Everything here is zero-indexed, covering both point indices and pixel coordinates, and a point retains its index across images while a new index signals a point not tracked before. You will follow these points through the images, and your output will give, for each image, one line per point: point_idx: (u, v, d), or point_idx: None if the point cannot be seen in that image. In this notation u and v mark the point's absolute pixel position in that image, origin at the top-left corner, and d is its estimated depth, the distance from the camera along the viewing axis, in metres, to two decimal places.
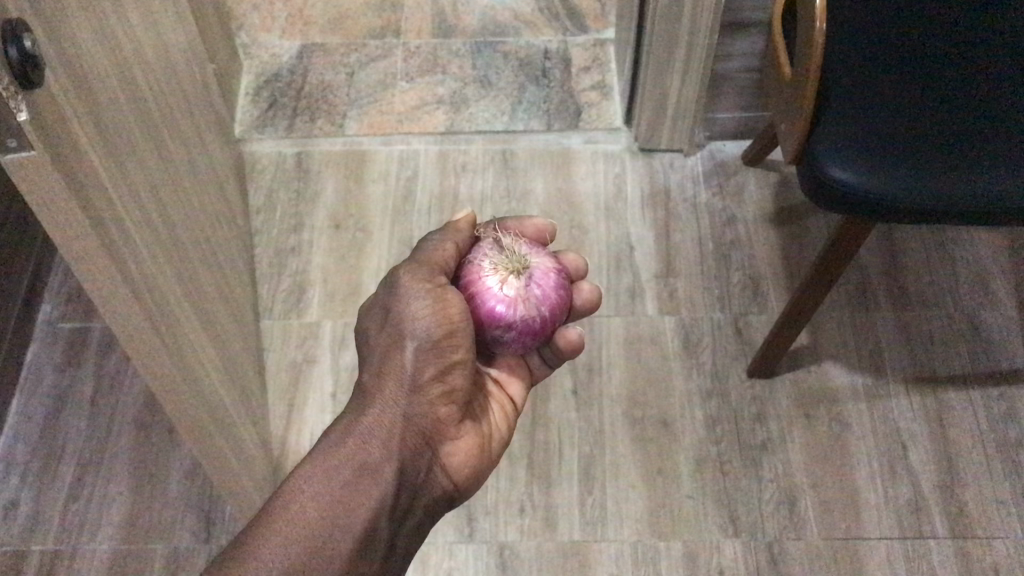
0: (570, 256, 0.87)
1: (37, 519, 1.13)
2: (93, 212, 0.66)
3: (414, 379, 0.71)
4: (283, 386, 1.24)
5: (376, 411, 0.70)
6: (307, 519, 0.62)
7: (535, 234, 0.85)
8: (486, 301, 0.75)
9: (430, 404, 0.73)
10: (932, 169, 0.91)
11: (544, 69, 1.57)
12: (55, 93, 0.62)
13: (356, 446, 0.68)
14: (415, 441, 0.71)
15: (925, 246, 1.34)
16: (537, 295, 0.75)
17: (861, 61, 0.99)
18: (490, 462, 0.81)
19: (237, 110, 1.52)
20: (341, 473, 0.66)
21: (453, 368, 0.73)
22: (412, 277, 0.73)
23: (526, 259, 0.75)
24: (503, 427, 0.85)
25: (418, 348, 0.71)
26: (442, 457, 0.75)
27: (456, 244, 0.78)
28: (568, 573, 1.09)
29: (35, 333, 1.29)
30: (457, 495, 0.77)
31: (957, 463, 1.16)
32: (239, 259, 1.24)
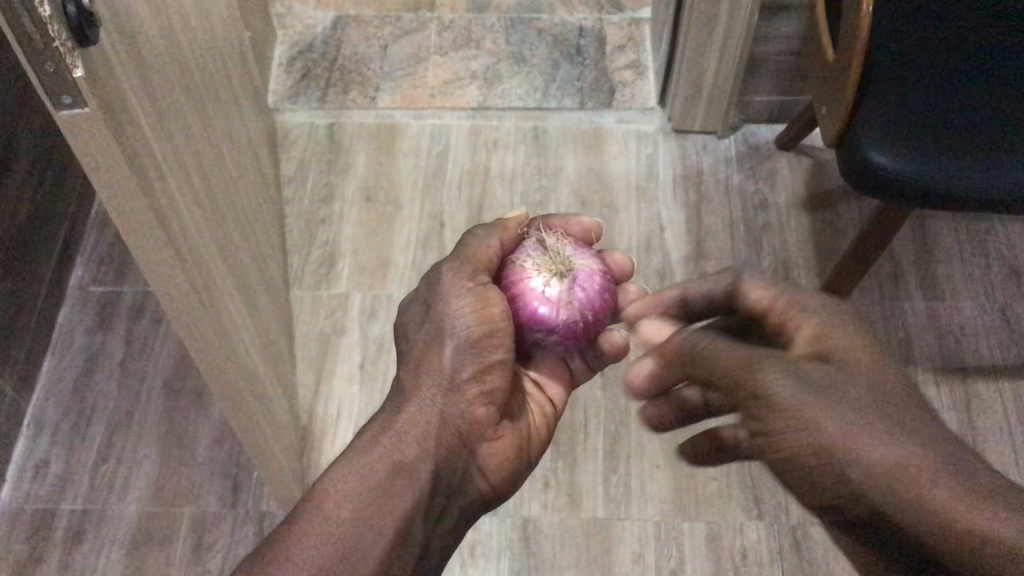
0: (616, 256, 0.86)
1: (67, 478, 1.15)
2: (141, 173, 0.66)
3: (451, 379, 0.71)
4: (312, 356, 1.25)
5: (412, 410, 0.69)
6: (339, 517, 0.61)
7: (581, 234, 0.86)
8: (529, 302, 0.76)
9: (468, 404, 0.72)
10: (968, 156, 0.90)
11: (578, 46, 1.56)
12: (108, 53, 0.62)
13: (391, 446, 0.66)
14: (452, 442, 0.70)
15: (959, 236, 1.33)
16: (580, 298, 0.77)
17: (906, 38, 0.99)
18: (529, 464, 0.80)
19: (270, 80, 1.52)
20: (375, 474, 0.64)
21: (493, 368, 0.74)
22: (456, 275, 0.75)
23: (569, 261, 0.77)
24: (542, 429, 0.84)
25: (457, 347, 0.72)
26: (480, 459, 0.74)
27: (501, 242, 0.79)
28: (590, 549, 1.10)
29: (66, 295, 1.30)
30: (493, 498, 0.76)
31: (985, 452, 1.15)
32: (271, 228, 1.24)
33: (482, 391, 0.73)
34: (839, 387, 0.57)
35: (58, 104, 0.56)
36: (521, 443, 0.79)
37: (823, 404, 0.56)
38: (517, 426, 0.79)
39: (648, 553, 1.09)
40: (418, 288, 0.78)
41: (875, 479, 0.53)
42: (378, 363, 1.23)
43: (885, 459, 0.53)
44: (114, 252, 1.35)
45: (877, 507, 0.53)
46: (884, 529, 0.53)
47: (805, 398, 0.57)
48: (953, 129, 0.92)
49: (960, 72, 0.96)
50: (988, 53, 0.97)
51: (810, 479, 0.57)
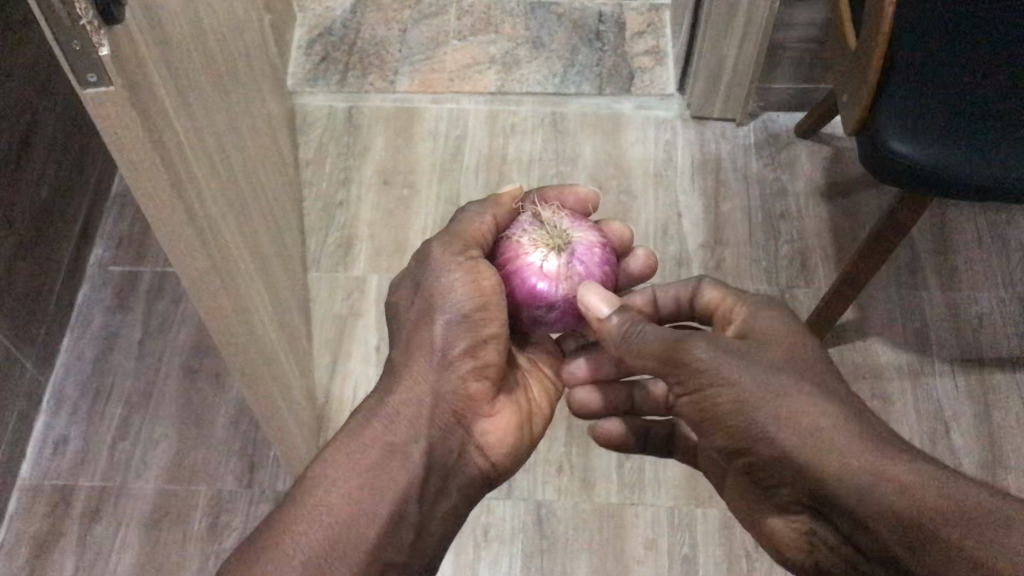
0: (615, 226, 0.86)
1: (86, 455, 1.16)
2: (163, 151, 0.67)
3: (443, 355, 0.73)
4: (328, 337, 1.25)
5: (403, 390, 0.72)
6: (332, 499, 0.64)
7: (578, 205, 0.86)
8: (527, 278, 0.76)
9: (461, 380, 0.74)
10: (993, 149, 0.90)
11: (598, 32, 1.56)
12: (132, 31, 0.62)
13: (382, 428, 0.70)
14: (443, 419, 0.73)
15: (978, 226, 1.32)
16: (580, 272, 0.76)
17: (923, 24, 0.98)
18: (531, 439, 0.81)
19: (289, 63, 1.53)
20: (367, 457, 0.67)
21: (487, 343, 0.74)
22: (446, 251, 0.75)
23: (566, 234, 0.77)
24: (543, 405, 0.85)
25: (449, 322, 0.73)
26: (476, 435, 0.76)
27: (494, 217, 0.80)
28: (603, 533, 1.10)
29: (86, 274, 1.31)
30: (494, 475, 0.77)
31: (1001, 444, 1.15)
32: (289, 209, 1.25)
33: (476, 366, 0.74)
34: (750, 353, 0.66)
35: (82, 82, 0.56)
36: (521, 419, 0.80)
37: (748, 375, 0.64)
38: (516, 401, 0.80)
39: (660, 539, 1.10)
40: (409, 266, 0.79)
41: (800, 440, 0.62)
42: None
43: (815, 420, 0.62)
44: (133, 232, 1.36)
45: (802, 465, 0.62)
46: (807, 483, 0.62)
47: (733, 368, 0.65)
48: (972, 120, 0.91)
49: (976, 63, 0.95)
50: (1004, 42, 0.97)
51: (742, 440, 0.65)
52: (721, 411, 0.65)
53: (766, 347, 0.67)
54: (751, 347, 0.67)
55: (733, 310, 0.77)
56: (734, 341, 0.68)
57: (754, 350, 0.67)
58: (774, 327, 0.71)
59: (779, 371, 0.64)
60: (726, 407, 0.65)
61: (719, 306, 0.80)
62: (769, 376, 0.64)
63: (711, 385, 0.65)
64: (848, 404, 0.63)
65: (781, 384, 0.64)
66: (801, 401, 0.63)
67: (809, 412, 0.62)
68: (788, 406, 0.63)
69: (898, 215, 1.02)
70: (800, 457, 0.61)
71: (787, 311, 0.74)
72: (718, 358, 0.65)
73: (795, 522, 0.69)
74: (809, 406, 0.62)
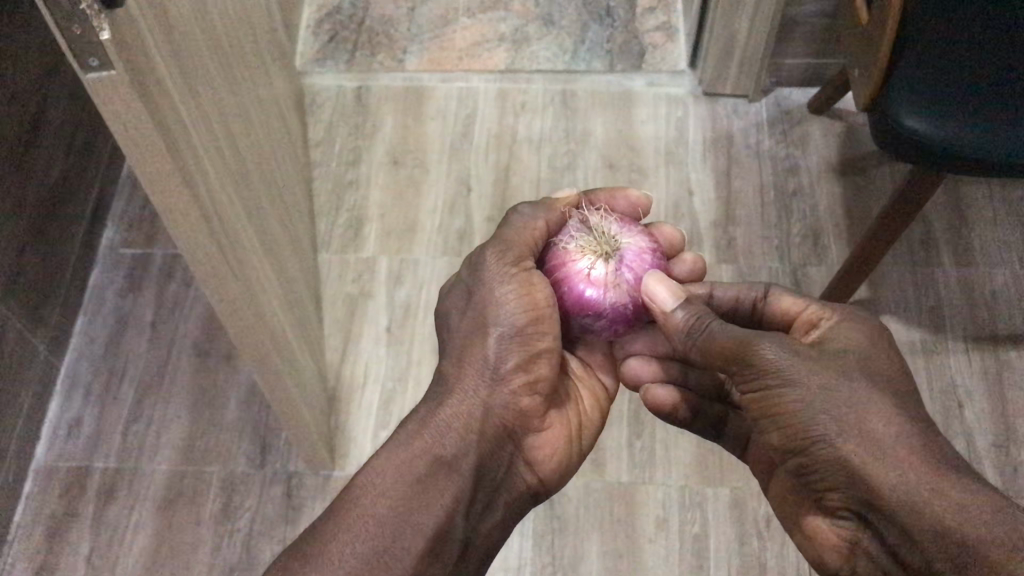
0: (666, 229, 0.85)
1: (100, 437, 1.17)
2: (169, 136, 0.66)
3: (496, 370, 0.73)
4: (340, 318, 1.25)
5: (456, 403, 0.73)
6: (377, 513, 0.64)
7: (629, 208, 0.86)
8: (575, 286, 0.75)
9: (513, 395, 0.74)
10: (1007, 123, 0.88)
11: (608, 8, 1.54)
12: (135, 15, 0.62)
13: (433, 440, 0.70)
14: (495, 435, 0.73)
15: (992, 202, 1.31)
16: (629, 280, 0.75)
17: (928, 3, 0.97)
18: (581, 451, 0.82)
19: (298, 43, 1.52)
20: (415, 470, 0.68)
21: (539, 357, 0.75)
22: (498, 260, 0.75)
23: (615, 241, 0.75)
24: (593, 415, 0.85)
25: (501, 336, 0.74)
26: (526, 450, 0.77)
27: (546, 222, 0.79)
28: (614, 513, 1.10)
29: (98, 256, 1.32)
30: (542, 489, 0.78)
31: (1014, 421, 1.14)
32: (299, 191, 1.24)
33: (528, 380, 0.75)
34: (823, 357, 0.64)
35: (85, 66, 0.56)
36: (571, 432, 0.81)
37: (817, 379, 0.63)
38: (566, 413, 0.81)
39: (672, 518, 1.10)
40: (461, 272, 0.79)
41: (863, 446, 0.60)
42: (405, 326, 1.24)
43: (882, 429, 0.60)
44: (144, 214, 1.36)
45: (858, 476, 0.60)
46: (863, 491, 0.60)
47: (802, 371, 0.63)
48: (985, 94, 0.90)
49: (986, 41, 0.94)
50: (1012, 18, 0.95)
51: (803, 442, 0.63)
52: (785, 412, 0.64)
53: (840, 353, 0.65)
54: (826, 353, 0.65)
55: (818, 316, 0.72)
56: (806, 346, 0.66)
57: (828, 355, 0.65)
58: (851, 335, 0.67)
59: (851, 378, 0.63)
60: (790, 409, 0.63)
61: (797, 312, 0.75)
62: (837, 382, 0.62)
63: (778, 385, 0.64)
64: (918, 418, 0.61)
65: (851, 390, 0.62)
66: (870, 408, 0.61)
67: (877, 420, 0.60)
68: (855, 413, 0.61)
69: (910, 190, 1.01)
70: (861, 466, 0.60)
71: (873, 325, 0.69)
72: (787, 359, 0.64)
73: (839, 529, 0.67)
74: (877, 415, 0.60)
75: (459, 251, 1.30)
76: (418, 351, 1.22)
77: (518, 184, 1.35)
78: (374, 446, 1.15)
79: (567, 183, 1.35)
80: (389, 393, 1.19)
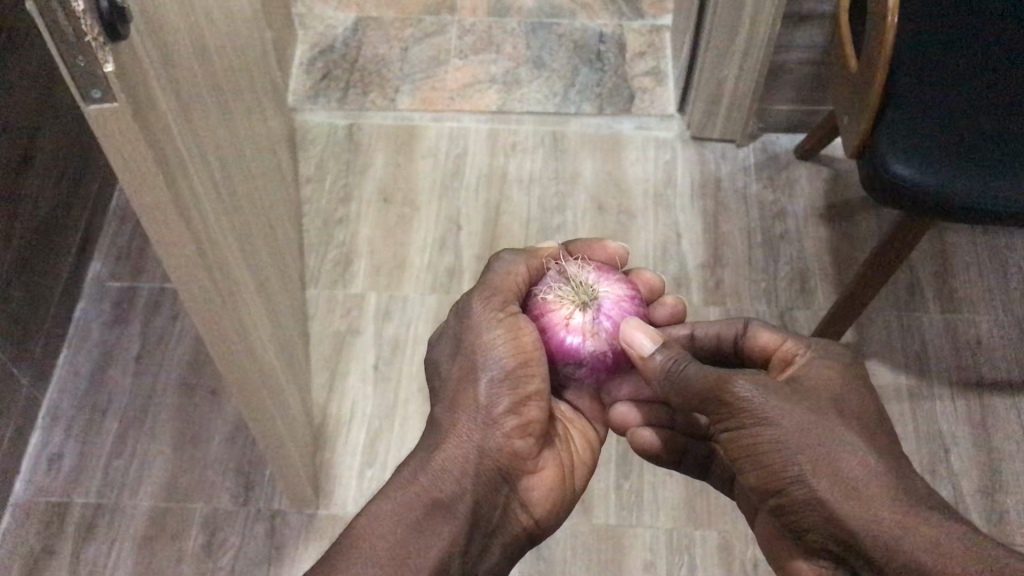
0: (646, 275, 0.87)
1: (81, 472, 1.15)
2: (169, 172, 0.66)
3: (488, 413, 0.75)
4: (327, 354, 1.25)
5: (450, 447, 0.74)
6: (376, 553, 0.66)
7: (606, 259, 0.87)
8: (557, 334, 0.78)
9: (506, 437, 0.75)
10: (994, 172, 0.90)
11: (598, 52, 1.56)
12: (138, 48, 0.62)
13: (429, 485, 0.71)
14: (490, 478, 0.74)
15: (976, 249, 1.33)
16: (607, 328, 0.77)
17: (911, 55, 0.99)
18: (573, 491, 0.84)
19: (290, 80, 1.52)
20: (413, 513, 0.69)
21: (530, 399, 0.77)
22: (486, 306, 0.77)
23: (593, 290, 0.78)
24: (585, 454, 0.86)
25: (492, 379, 0.75)
26: (521, 492, 0.78)
27: (528, 267, 0.82)
28: (601, 556, 1.09)
29: (83, 289, 1.31)
30: (538, 531, 0.80)
31: (999, 467, 1.14)
32: (289, 225, 1.24)
33: (519, 422, 0.76)
34: (794, 393, 0.66)
35: (87, 98, 0.57)
36: (563, 473, 0.82)
37: (793, 418, 0.65)
38: (557, 453, 0.83)
39: (659, 562, 1.09)
40: (449, 319, 0.81)
41: (837, 486, 0.62)
42: (392, 364, 1.24)
43: (855, 470, 0.62)
44: (132, 247, 1.35)
45: (834, 513, 0.62)
46: (837, 531, 0.63)
47: (777, 410, 0.65)
48: (973, 143, 0.92)
49: (982, 88, 0.96)
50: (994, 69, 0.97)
51: (780, 482, 0.65)
52: (761, 449, 0.66)
53: (815, 393, 0.67)
54: (799, 391, 0.67)
55: (794, 352, 0.73)
56: (781, 385, 0.67)
57: (803, 392, 0.67)
58: (825, 371, 0.69)
59: (825, 417, 0.65)
60: (764, 446, 0.65)
61: (775, 347, 0.76)
62: (810, 419, 0.65)
63: (755, 425, 0.66)
64: (890, 458, 0.64)
65: (825, 429, 0.64)
66: (842, 447, 0.63)
67: (849, 460, 0.63)
68: (829, 453, 0.63)
69: (891, 238, 1.03)
70: (835, 505, 0.62)
71: (845, 363, 0.70)
72: (764, 398, 0.66)
73: (816, 567, 0.69)
74: (850, 456, 0.63)
75: (448, 288, 1.30)
76: (405, 389, 1.22)
77: (508, 224, 1.36)
78: (360, 483, 1.15)
79: (556, 224, 1.36)
80: (375, 430, 1.19)
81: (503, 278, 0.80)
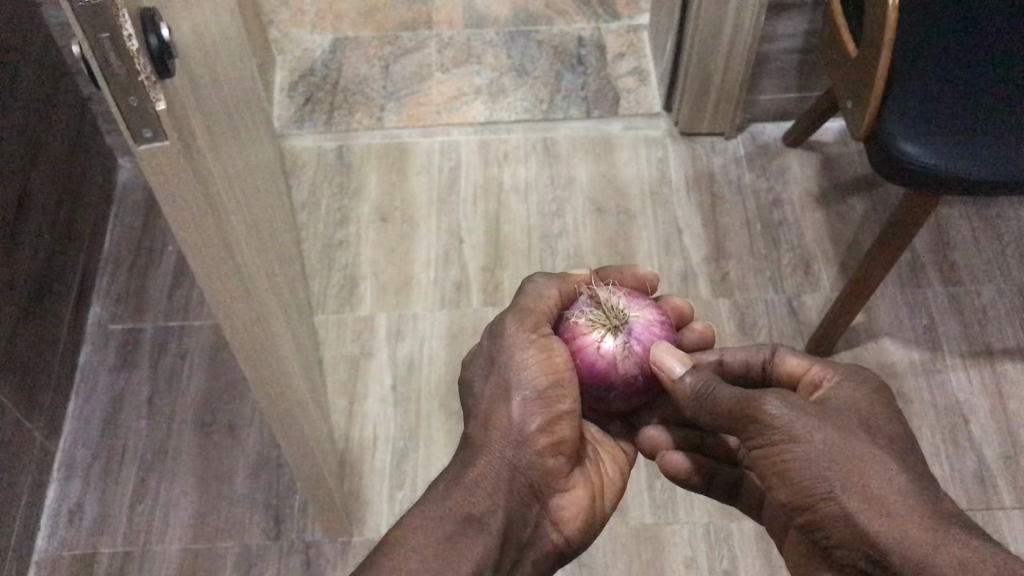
0: (676, 299, 0.86)
1: (104, 520, 1.13)
2: (222, 211, 0.65)
3: (520, 432, 0.74)
4: (343, 378, 1.23)
5: (484, 462, 0.73)
6: (410, 567, 0.65)
7: (635, 283, 0.86)
8: (588, 358, 0.76)
9: (538, 456, 0.75)
10: (1000, 143, 0.91)
11: (579, 56, 1.57)
12: (180, 84, 0.61)
13: (462, 496, 0.71)
14: (521, 493, 0.74)
15: (971, 222, 1.35)
16: (638, 351, 0.75)
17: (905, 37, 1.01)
18: (603, 513, 0.82)
19: (274, 106, 1.51)
20: (447, 521, 0.69)
21: (562, 419, 0.75)
22: (519, 327, 0.76)
23: (625, 313, 0.76)
24: (616, 477, 0.85)
25: (525, 399, 0.74)
26: (551, 509, 0.78)
27: (560, 291, 0.81)
28: (642, 557, 1.10)
29: (86, 334, 1.28)
30: (568, 549, 0.79)
31: (1019, 433, 1.16)
32: (292, 252, 1.23)
33: (551, 442, 0.75)
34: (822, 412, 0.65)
35: (138, 137, 0.53)
36: (594, 492, 0.81)
37: (822, 434, 0.63)
38: (588, 475, 0.81)
39: (701, 557, 1.09)
40: (482, 342, 0.80)
41: (866, 501, 0.60)
42: (410, 383, 1.23)
43: (882, 486, 0.61)
44: (130, 288, 1.33)
45: (864, 532, 0.60)
46: (866, 549, 0.60)
47: (807, 426, 0.63)
48: (976, 117, 0.93)
49: (979, 66, 0.98)
50: (984, 43, 1.00)
51: (808, 498, 0.63)
52: (790, 468, 0.63)
53: (842, 413, 0.66)
54: (826, 411, 0.66)
55: (820, 377, 0.72)
56: (810, 405, 0.65)
57: (832, 414, 0.65)
58: (853, 395, 0.69)
59: (855, 435, 0.63)
60: (794, 465, 0.63)
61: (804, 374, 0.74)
62: (837, 436, 0.63)
63: (783, 441, 0.63)
64: (919, 478, 0.62)
65: (854, 448, 0.62)
66: (870, 464, 0.62)
67: (878, 477, 0.61)
68: (859, 468, 0.61)
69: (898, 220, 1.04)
70: (865, 520, 0.60)
71: (873, 389, 0.70)
72: (793, 415, 0.63)
73: None
74: (877, 472, 0.61)
75: (457, 303, 1.29)
76: (426, 408, 1.21)
77: (509, 233, 1.36)
78: (392, 506, 1.14)
79: (557, 230, 1.36)
80: (401, 451, 1.18)
81: (535, 300, 0.79)
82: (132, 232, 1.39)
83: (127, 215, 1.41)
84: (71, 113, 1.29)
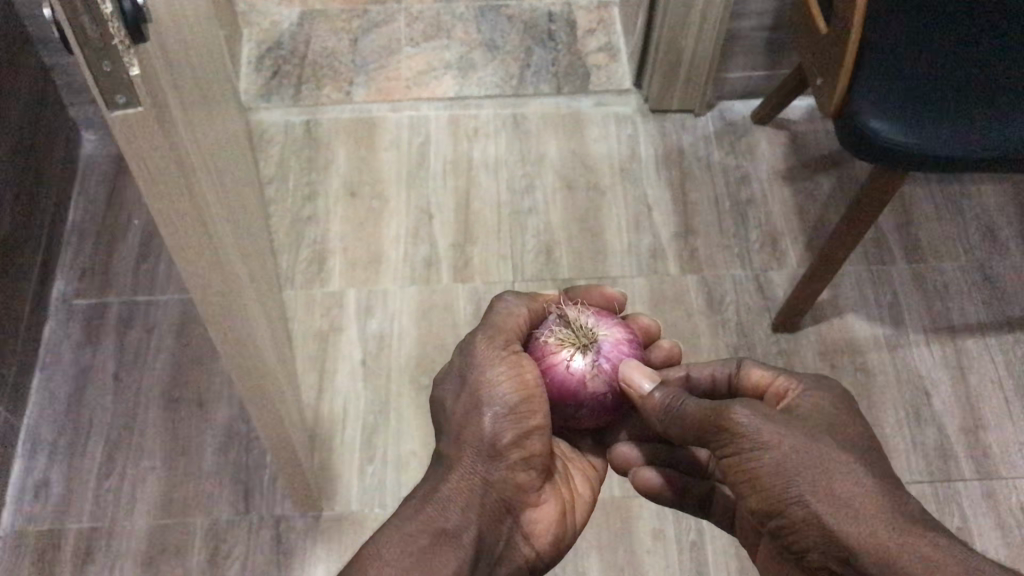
0: (642, 318, 0.85)
1: (71, 497, 1.11)
2: (202, 187, 0.64)
3: (492, 445, 0.71)
4: (313, 354, 1.23)
5: (455, 478, 0.70)
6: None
7: (603, 301, 0.85)
8: (558, 376, 0.75)
9: (509, 470, 0.72)
10: (962, 121, 0.93)
11: (549, 31, 1.57)
12: (157, 51, 0.60)
13: (434, 515, 0.68)
14: (493, 509, 0.71)
15: (934, 201, 1.37)
16: (606, 370, 0.74)
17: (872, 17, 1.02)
18: (574, 528, 0.80)
19: (241, 79, 1.49)
20: (421, 539, 0.66)
21: (532, 433, 0.73)
22: (488, 344, 0.74)
23: (593, 332, 0.75)
24: (585, 492, 0.83)
25: (496, 414, 0.71)
26: (523, 523, 0.75)
27: (529, 309, 0.79)
28: (611, 529, 1.11)
29: (49, 309, 1.26)
30: (540, 564, 0.76)
31: (979, 407, 1.19)
32: (261, 227, 1.22)
33: (523, 456, 0.73)
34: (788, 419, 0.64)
35: (110, 103, 0.49)
36: (565, 506, 0.79)
37: (789, 439, 0.62)
38: (558, 489, 0.79)
39: (668, 529, 1.11)
40: (452, 358, 0.77)
41: (833, 503, 0.59)
42: (380, 359, 1.22)
43: (848, 486, 0.60)
44: (95, 262, 1.31)
45: (832, 533, 0.59)
46: (834, 549, 0.59)
47: (773, 433, 0.62)
48: (940, 94, 0.95)
49: (954, 45, 0.99)
50: (947, 22, 1.01)
51: (777, 502, 0.62)
52: (758, 473, 0.62)
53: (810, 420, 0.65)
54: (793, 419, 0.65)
55: (785, 388, 0.72)
56: (778, 413, 0.65)
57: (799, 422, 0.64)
58: (818, 404, 0.68)
59: (821, 441, 0.62)
60: (761, 470, 0.62)
61: (767, 385, 0.74)
62: (804, 441, 0.62)
63: (751, 449, 0.63)
64: (885, 479, 0.61)
65: (819, 451, 0.61)
66: (836, 466, 0.61)
67: (843, 477, 0.60)
68: (825, 472, 0.60)
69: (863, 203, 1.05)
70: (834, 524, 0.59)
71: (837, 397, 0.69)
72: (759, 422, 0.63)
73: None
74: (843, 473, 0.60)
75: (427, 279, 1.29)
76: (397, 384, 1.20)
77: (480, 209, 1.36)
78: (362, 481, 1.14)
79: (527, 206, 1.36)
80: (371, 427, 1.17)
81: (505, 317, 0.77)
82: (96, 206, 1.37)
83: (91, 189, 1.39)
84: (32, 84, 1.26)
